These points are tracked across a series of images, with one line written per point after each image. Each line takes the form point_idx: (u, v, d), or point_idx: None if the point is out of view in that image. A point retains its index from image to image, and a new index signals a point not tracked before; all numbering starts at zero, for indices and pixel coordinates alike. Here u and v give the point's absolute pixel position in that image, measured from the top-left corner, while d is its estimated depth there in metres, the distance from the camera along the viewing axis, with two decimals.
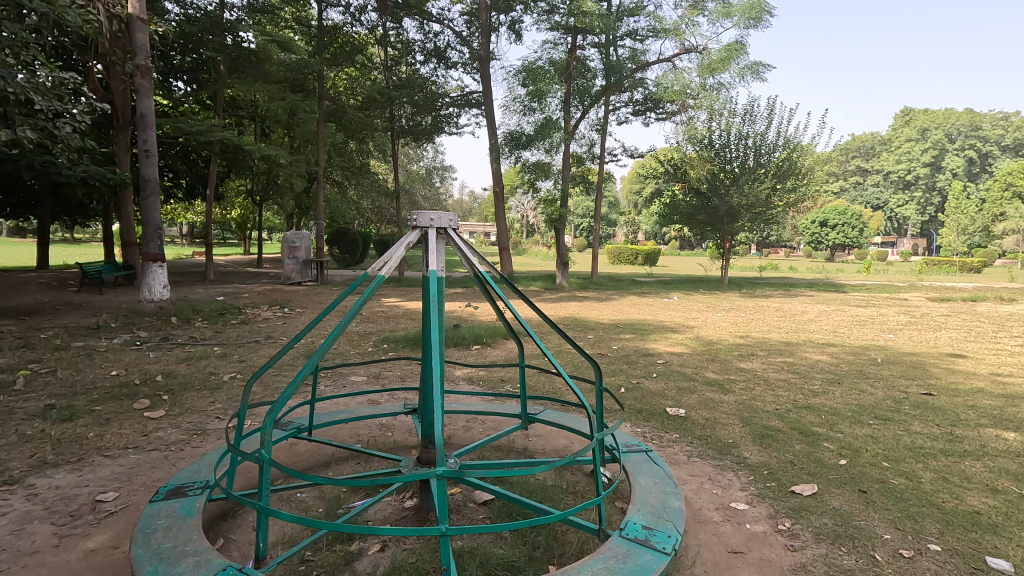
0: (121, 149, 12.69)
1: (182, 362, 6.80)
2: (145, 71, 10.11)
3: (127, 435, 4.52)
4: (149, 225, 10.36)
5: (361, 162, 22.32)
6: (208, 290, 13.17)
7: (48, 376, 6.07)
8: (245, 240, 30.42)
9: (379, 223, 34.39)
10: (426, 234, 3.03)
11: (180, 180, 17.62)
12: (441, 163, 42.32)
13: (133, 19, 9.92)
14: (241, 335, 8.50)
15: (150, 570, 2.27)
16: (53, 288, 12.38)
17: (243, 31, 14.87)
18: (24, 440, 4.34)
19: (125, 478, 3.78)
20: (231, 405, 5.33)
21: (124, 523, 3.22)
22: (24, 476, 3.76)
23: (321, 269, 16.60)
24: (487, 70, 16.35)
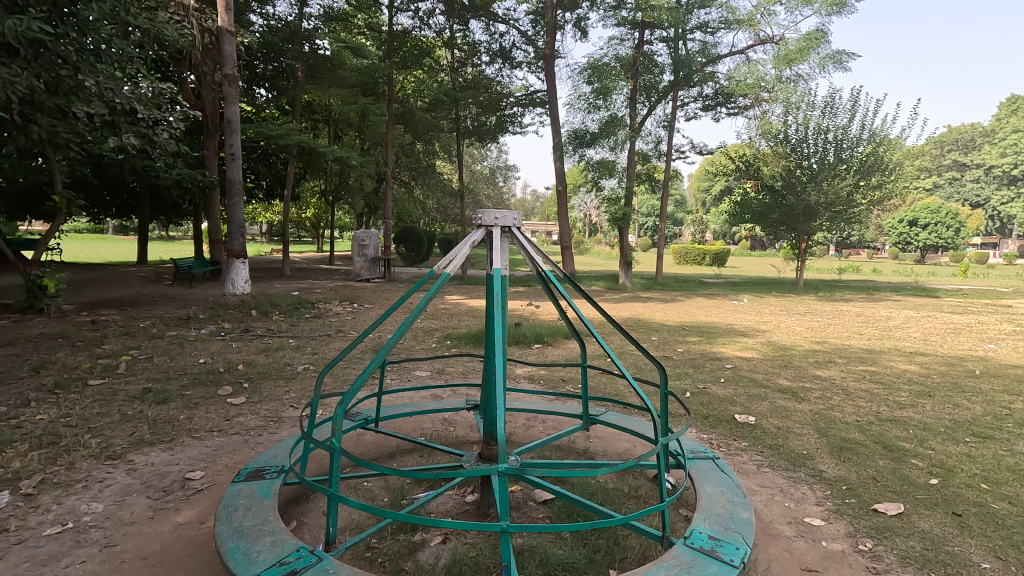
0: (210, 153, 13.59)
1: (261, 352, 7.24)
2: (232, 79, 10.78)
3: (212, 419, 4.87)
4: (233, 224, 11.06)
5: (427, 162, 22.89)
6: (285, 286, 13.91)
7: (146, 362, 6.63)
8: (319, 238, 31.96)
9: (444, 223, 35.17)
10: (491, 232, 3.06)
11: (261, 182, 18.76)
12: (505, 163, 42.78)
13: (223, 32, 10.60)
14: (314, 328, 8.94)
15: (232, 546, 2.42)
16: (150, 281, 13.50)
17: (320, 38, 15.59)
18: (125, 419, 4.76)
19: (210, 459, 4.07)
20: (304, 394, 5.63)
21: (209, 501, 3.47)
22: (125, 452, 4.13)
23: (389, 267, 17.15)
24: (552, 69, 16.32)
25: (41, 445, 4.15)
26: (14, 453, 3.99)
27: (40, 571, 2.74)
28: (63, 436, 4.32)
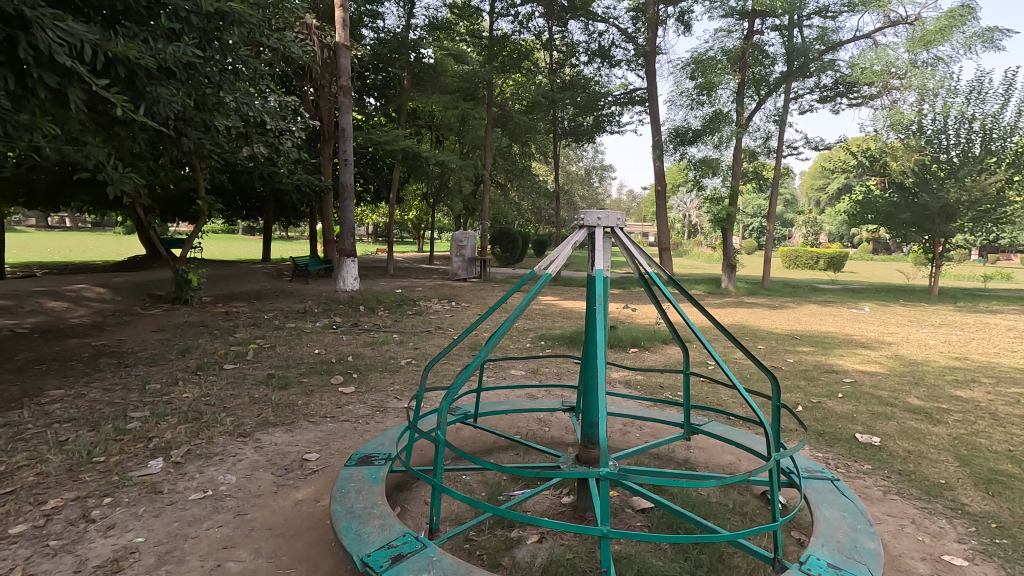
0: (325, 160, 14.67)
1: (368, 346, 7.71)
2: (346, 90, 11.59)
3: (326, 405, 5.25)
4: (344, 225, 11.84)
5: (523, 164, 23.15)
6: (389, 284, 14.71)
7: (270, 350, 7.31)
8: (419, 238, 33.46)
9: (538, 224, 35.39)
10: (593, 233, 3.02)
11: (369, 186, 19.97)
12: (601, 163, 42.26)
13: (339, 47, 11.35)
14: (415, 325, 9.37)
15: (346, 525, 2.60)
16: (273, 277, 14.87)
17: (424, 47, 16.30)
18: (254, 401, 5.28)
19: (324, 442, 4.40)
20: (406, 387, 5.91)
21: (324, 481, 3.76)
22: (253, 430, 4.58)
23: (485, 267, 17.55)
24: (653, 66, 15.85)
25: (187, 420, 4.71)
26: (166, 425, 4.56)
27: (186, 531, 3.10)
28: (204, 413, 4.88)
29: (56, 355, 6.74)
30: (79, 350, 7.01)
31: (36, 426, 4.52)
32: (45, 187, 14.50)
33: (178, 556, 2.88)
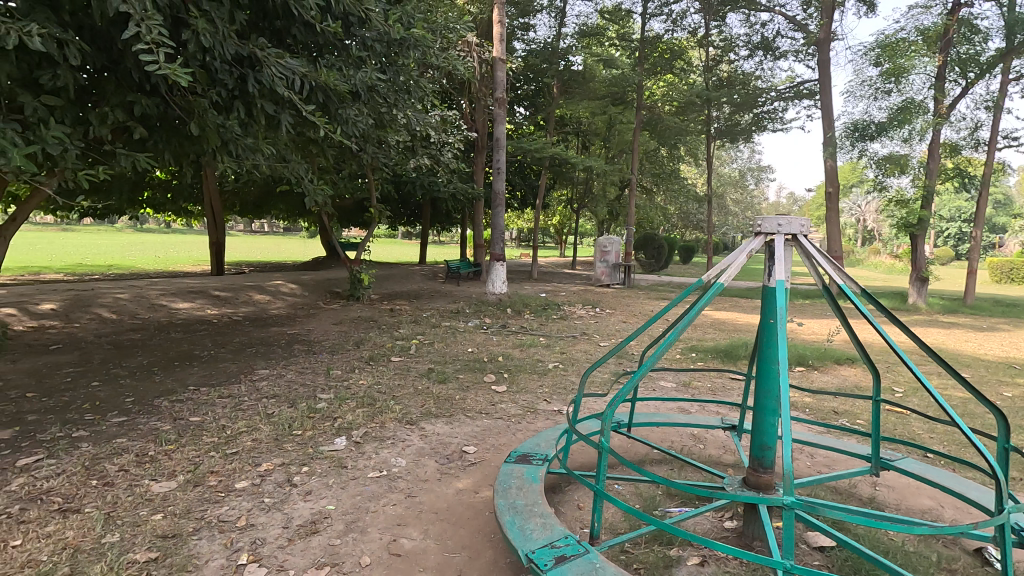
0: (478, 168, 15.45)
1: (517, 347, 7.97)
2: (501, 102, 12.15)
3: (481, 401, 5.52)
4: (495, 230, 12.37)
5: (672, 167, 22.29)
6: (534, 288, 15.09)
7: (429, 346, 7.91)
8: (561, 244, 33.83)
9: (685, 229, 33.80)
10: (772, 241, 2.79)
11: (516, 193, 20.69)
12: (758, 164, 39.12)
13: (496, 61, 11.91)
14: (561, 329, 9.48)
15: (509, 520, 2.70)
16: (429, 278, 16.06)
17: (574, 54, 16.46)
18: (418, 392, 5.73)
19: (481, 437, 4.63)
20: (555, 390, 6.00)
21: (482, 474, 3.97)
22: (418, 419, 4.97)
23: (629, 273, 17.18)
24: (827, 54, 14.29)
25: (363, 404, 5.27)
26: (347, 408, 5.15)
27: (367, 505, 3.47)
28: (377, 400, 5.42)
29: (262, 340, 7.97)
30: (278, 337, 8.22)
31: (250, 399, 5.37)
32: (255, 197, 17.27)
33: (362, 525, 3.23)
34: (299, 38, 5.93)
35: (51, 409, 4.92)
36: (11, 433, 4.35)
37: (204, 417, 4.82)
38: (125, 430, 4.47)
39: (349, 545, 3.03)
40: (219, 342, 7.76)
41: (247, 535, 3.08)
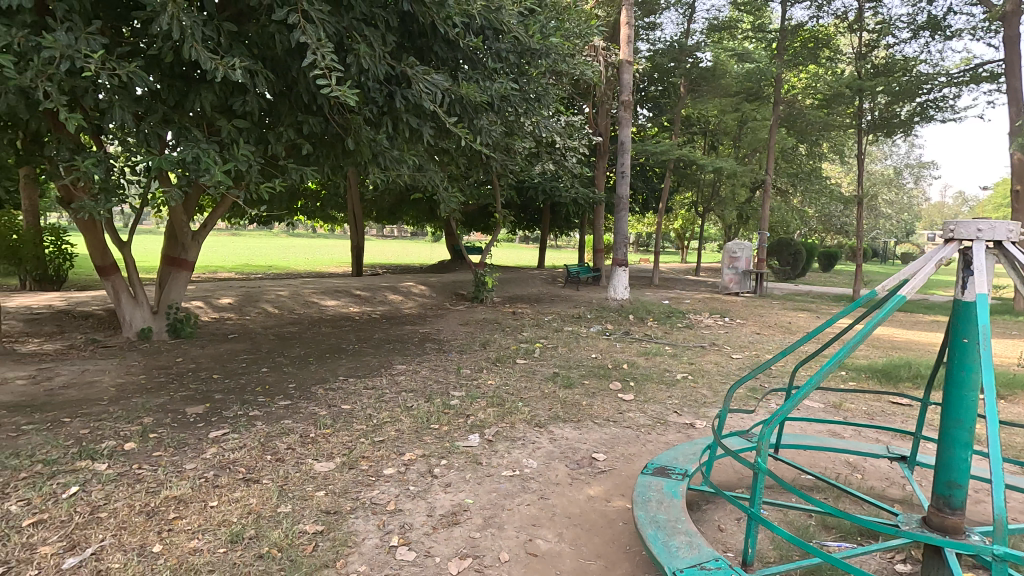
0: (600, 172, 15.31)
1: (642, 355, 7.76)
2: (627, 105, 11.95)
3: (608, 409, 5.44)
4: (618, 235, 12.18)
5: (812, 166, 20.40)
6: (656, 294, 14.62)
7: (552, 350, 7.97)
8: (683, 249, 32.42)
9: (826, 233, 30.74)
10: (969, 249, 2.43)
11: (637, 197, 20.22)
12: (918, 160, 34.49)
13: (623, 63, 11.74)
14: (688, 339, 9.06)
15: (652, 534, 2.63)
16: (549, 282, 16.21)
17: (703, 50, 15.74)
18: (544, 395, 5.79)
19: (610, 445, 4.55)
20: (686, 402, 5.73)
21: (613, 483, 3.90)
22: (546, 422, 5.01)
23: (761, 281, 15.98)
24: (1017, 29, 12.21)
25: (493, 404, 5.44)
26: (479, 406, 5.35)
27: (502, 502, 3.56)
28: (506, 400, 5.56)
29: (398, 338, 8.57)
30: (412, 335, 8.79)
31: (391, 392, 5.78)
32: (390, 204, 18.64)
33: (499, 522, 3.33)
34: (441, 55, 6.36)
35: (232, 390, 5.68)
36: (203, 409, 5.09)
37: (353, 406, 5.28)
38: (289, 413, 5.03)
39: (489, 540, 3.14)
40: (361, 338, 8.46)
41: (396, 519, 3.31)
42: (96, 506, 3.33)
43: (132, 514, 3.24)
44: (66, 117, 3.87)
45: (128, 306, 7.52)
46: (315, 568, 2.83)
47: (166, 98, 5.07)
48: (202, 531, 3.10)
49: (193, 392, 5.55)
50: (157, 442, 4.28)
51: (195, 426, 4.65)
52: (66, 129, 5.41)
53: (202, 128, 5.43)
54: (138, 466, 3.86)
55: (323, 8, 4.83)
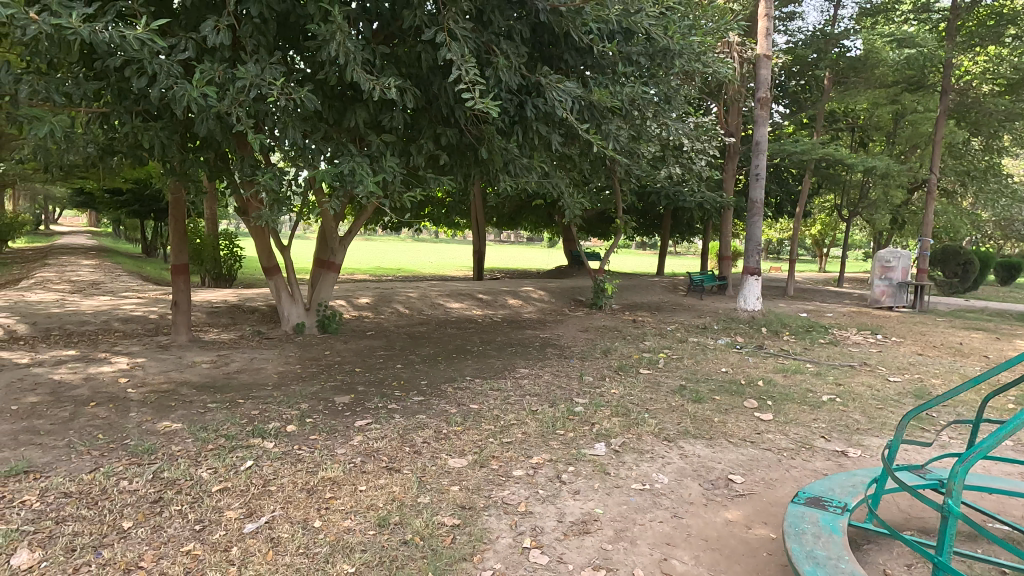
0: (729, 175, 14.39)
1: (779, 372, 7.16)
2: (764, 102, 11.16)
3: (744, 428, 5.07)
4: (750, 241, 11.35)
5: (989, 162, 17.58)
6: (791, 306, 13.45)
7: (678, 361, 7.64)
8: (822, 257, 29.51)
9: (1005, 240, 26.30)
10: None
11: (770, 200, 18.79)
12: None
13: (761, 58, 10.99)
14: (833, 356, 8.21)
15: (810, 570, 2.41)
16: (670, 290, 15.58)
17: (851, 37, 14.28)
18: (672, 409, 5.55)
19: (748, 467, 4.25)
20: (835, 427, 5.18)
21: (754, 509, 3.62)
22: (676, 437, 4.79)
23: (921, 294, 14.00)
24: None
25: (619, 414, 5.33)
26: (603, 415, 5.28)
27: (634, 516, 3.47)
28: (631, 411, 5.41)
29: (519, 341, 8.73)
30: (533, 340, 8.91)
31: (516, 394, 5.90)
32: (510, 210, 19.14)
33: (631, 536, 3.25)
34: (571, 62, 6.49)
35: (372, 383, 6.16)
36: (349, 399, 5.56)
37: (481, 406, 5.47)
38: (423, 408, 5.34)
39: (622, 553, 3.07)
40: (485, 340, 8.75)
41: (528, 520, 3.36)
42: (267, 479, 3.77)
43: (296, 490, 3.63)
44: (251, 136, 4.51)
45: (286, 303, 8.46)
46: (454, 559, 2.96)
47: (327, 117, 5.73)
48: (354, 512, 3.38)
49: (340, 383, 6.09)
50: (313, 426, 4.75)
51: (343, 414, 5.09)
52: (247, 148, 6.26)
53: (355, 143, 6.02)
54: (298, 447, 4.31)
55: (467, 26, 5.17)
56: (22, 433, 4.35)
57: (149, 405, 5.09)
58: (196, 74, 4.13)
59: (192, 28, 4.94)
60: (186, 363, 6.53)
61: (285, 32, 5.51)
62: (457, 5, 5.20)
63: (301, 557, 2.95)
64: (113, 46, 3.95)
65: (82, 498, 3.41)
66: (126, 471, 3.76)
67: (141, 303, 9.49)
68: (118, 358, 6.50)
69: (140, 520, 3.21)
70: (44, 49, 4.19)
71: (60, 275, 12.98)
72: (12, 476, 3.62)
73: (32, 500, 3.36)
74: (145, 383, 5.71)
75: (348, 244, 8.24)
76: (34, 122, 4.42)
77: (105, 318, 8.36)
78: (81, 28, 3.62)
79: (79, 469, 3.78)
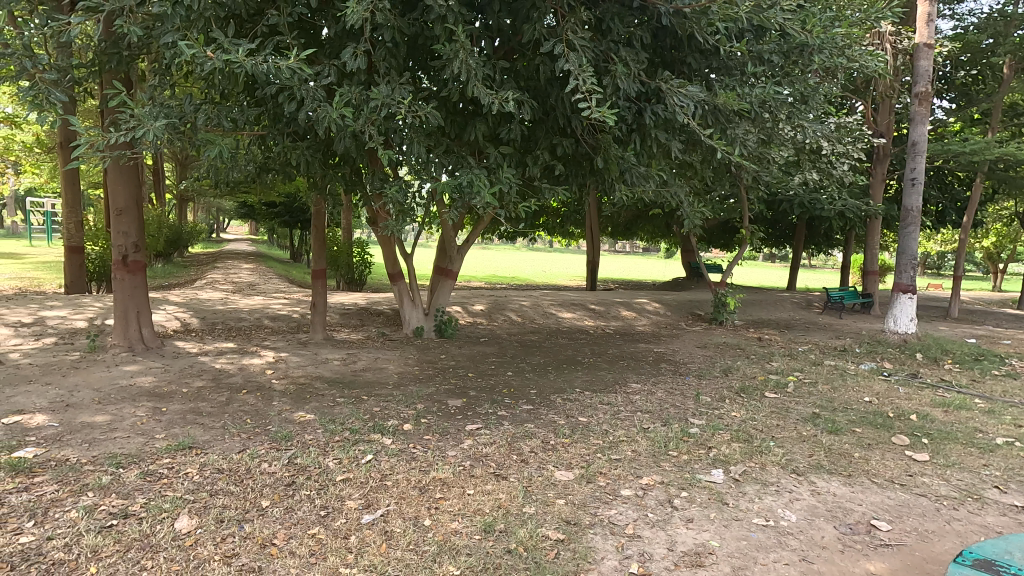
0: (876, 180, 12.85)
1: (939, 407, 6.17)
2: (923, 96, 9.84)
3: (892, 468, 4.44)
4: (904, 255, 9.97)
5: None
6: (956, 330, 11.61)
7: (811, 386, 6.91)
8: (998, 274, 25.18)
9: None
10: None
11: (930, 208, 16.46)
12: None
13: (920, 47, 9.71)
14: (1011, 392, 6.92)
15: None
16: (803, 306, 14.22)
17: None
18: (803, 439, 5.03)
19: (897, 514, 3.70)
20: (1014, 478, 4.35)
21: (902, 564, 3.15)
22: (807, 471, 4.32)
23: None
24: None
25: (739, 440, 4.94)
26: (722, 439, 4.91)
27: (755, 554, 3.17)
28: (754, 438, 4.99)
29: (632, 355, 8.47)
30: (646, 354, 8.60)
31: (626, 410, 5.70)
32: (626, 220, 18.75)
33: None
34: (696, 64, 6.24)
35: (484, 389, 6.31)
36: (462, 402, 5.75)
37: (590, 419, 5.36)
38: (532, 418, 5.35)
39: None
40: (596, 352, 8.60)
41: (635, 544, 3.22)
42: (384, 474, 3.99)
43: (409, 487, 3.80)
44: (380, 151, 4.87)
45: (408, 307, 8.97)
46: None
47: (449, 132, 6.04)
48: (461, 515, 3.47)
49: (453, 387, 6.32)
50: (427, 427, 4.97)
51: (455, 417, 5.26)
52: (378, 163, 6.79)
53: (475, 155, 6.27)
54: (413, 445, 4.53)
55: (586, 35, 5.17)
56: (189, 413, 5.04)
57: (289, 396, 5.66)
58: (337, 98, 4.56)
59: (335, 56, 5.47)
60: (320, 359, 7.17)
61: (414, 54, 5.90)
62: (577, 16, 5.23)
63: (411, 553, 3.07)
64: (271, 76, 4.48)
65: (230, 475, 3.86)
66: (266, 454, 4.19)
67: (287, 304, 10.62)
68: (266, 352, 7.32)
69: (275, 500, 3.56)
70: (218, 82, 4.86)
71: (225, 277, 14.99)
72: (179, 450, 4.19)
73: (193, 473, 3.86)
74: (286, 375, 6.36)
75: (465, 253, 8.55)
76: (209, 144, 5.15)
77: (258, 315, 9.47)
78: (246, 62, 4.17)
79: (231, 449, 4.29)
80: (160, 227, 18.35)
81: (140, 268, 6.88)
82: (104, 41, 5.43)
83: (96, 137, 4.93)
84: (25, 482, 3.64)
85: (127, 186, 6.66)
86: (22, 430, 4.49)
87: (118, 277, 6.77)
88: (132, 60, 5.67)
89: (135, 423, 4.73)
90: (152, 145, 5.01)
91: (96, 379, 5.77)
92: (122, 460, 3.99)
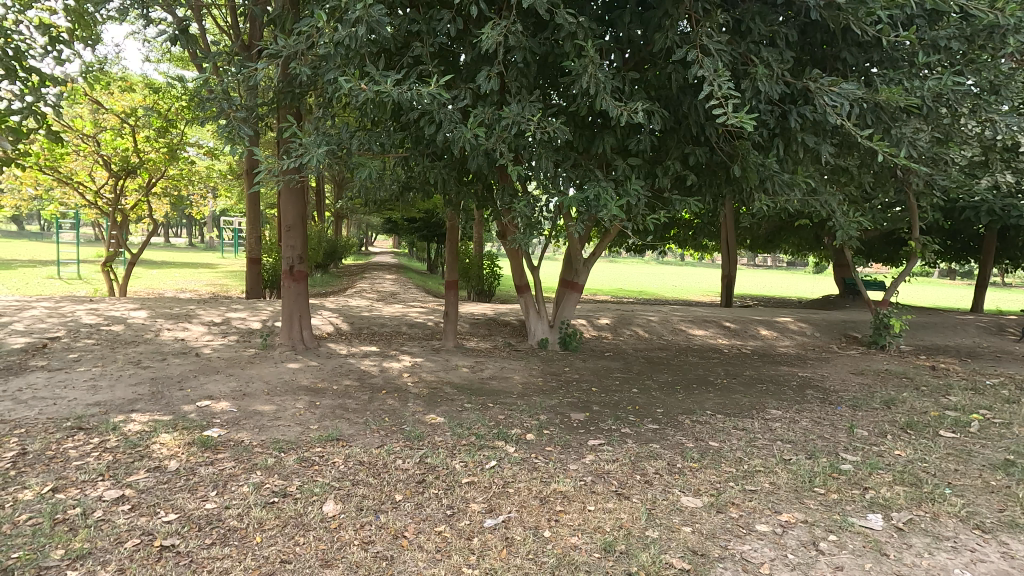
0: None
1: None
2: None
3: None
4: None
5: None
6: None
7: (1004, 428, 5.77)
8: None
9: None
10: None
11: None
12: None
13: None
14: None
15: None
16: (993, 332, 12.00)
17: None
18: (990, 488, 4.24)
19: None
20: None
21: None
22: (996, 528, 3.62)
23: None
24: None
25: (903, 483, 4.29)
26: (881, 480, 4.31)
27: None
28: (924, 482, 4.32)
29: (772, 378, 7.77)
30: (790, 378, 7.84)
31: (764, 438, 5.24)
32: (768, 232, 17.37)
33: None
34: (851, 59, 5.64)
35: (608, 404, 6.19)
36: (585, 416, 5.71)
37: (722, 445, 5.01)
38: (657, 438, 5.14)
39: None
40: (730, 373, 8.04)
41: None
42: (506, 480, 4.10)
43: (530, 496, 3.85)
44: (510, 166, 5.03)
45: (534, 319, 9.12)
46: None
47: (578, 146, 6.09)
48: (581, 530, 3.43)
49: (576, 401, 6.27)
50: (549, 438, 5.01)
51: (578, 431, 5.24)
52: (508, 179, 7.03)
53: (603, 168, 6.24)
54: (535, 455, 4.59)
55: (722, 38, 4.92)
56: (339, 408, 5.61)
57: (422, 398, 6.05)
58: (471, 119, 4.81)
59: (470, 79, 5.80)
60: (451, 365, 7.56)
61: (546, 72, 6.06)
62: (713, 19, 4.97)
63: (530, 562, 3.10)
64: (413, 102, 4.85)
65: (370, 467, 4.22)
66: (401, 451, 4.52)
67: (424, 312, 11.40)
68: (404, 357, 7.89)
69: (407, 495, 3.82)
70: (369, 110, 5.39)
71: (372, 287, 16.52)
72: (328, 441, 4.67)
73: (338, 462, 4.29)
74: (421, 379, 6.80)
75: (591, 266, 8.50)
76: (360, 166, 5.74)
77: (398, 322, 10.27)
78: (393, 91, 4.56)
79: (371, 443, 4.69)
80: (320, 241, 20.75)
81: (303, 277, 7.80)
82: (281, 82, 6.30)
83: (274, 163, 5.72)
84: (210, 456, 4.31)
85: (294, 205, 7.63)
86: (211, 413, 5.32)
87: (286, 285, 7.77)
88: (302, 95, 6.49)
89: (295, 413, 5.38)
90: (315, 169, 5.70)
91: (266, 373, 6.65)
92: (284, 446, 4.55)
